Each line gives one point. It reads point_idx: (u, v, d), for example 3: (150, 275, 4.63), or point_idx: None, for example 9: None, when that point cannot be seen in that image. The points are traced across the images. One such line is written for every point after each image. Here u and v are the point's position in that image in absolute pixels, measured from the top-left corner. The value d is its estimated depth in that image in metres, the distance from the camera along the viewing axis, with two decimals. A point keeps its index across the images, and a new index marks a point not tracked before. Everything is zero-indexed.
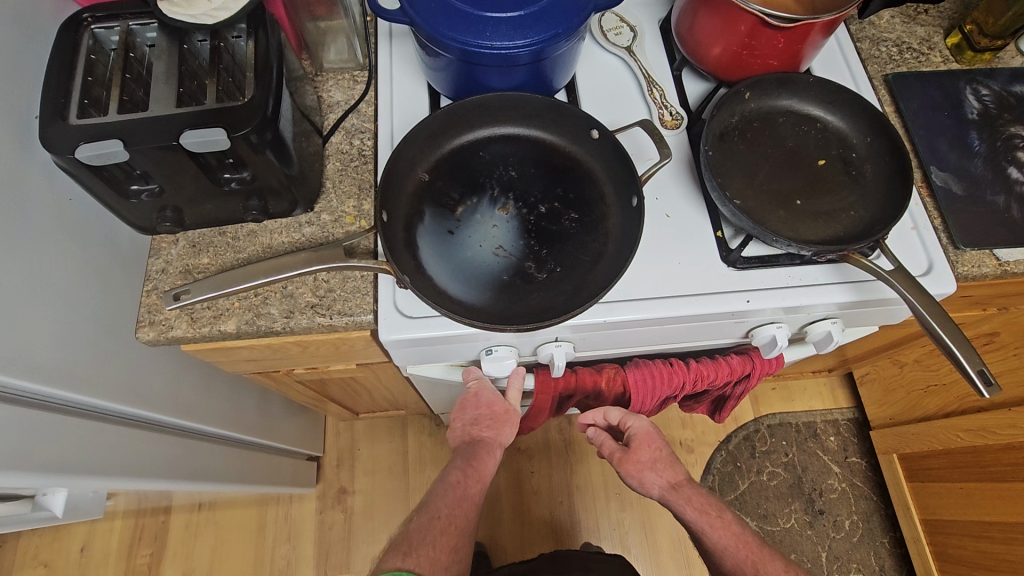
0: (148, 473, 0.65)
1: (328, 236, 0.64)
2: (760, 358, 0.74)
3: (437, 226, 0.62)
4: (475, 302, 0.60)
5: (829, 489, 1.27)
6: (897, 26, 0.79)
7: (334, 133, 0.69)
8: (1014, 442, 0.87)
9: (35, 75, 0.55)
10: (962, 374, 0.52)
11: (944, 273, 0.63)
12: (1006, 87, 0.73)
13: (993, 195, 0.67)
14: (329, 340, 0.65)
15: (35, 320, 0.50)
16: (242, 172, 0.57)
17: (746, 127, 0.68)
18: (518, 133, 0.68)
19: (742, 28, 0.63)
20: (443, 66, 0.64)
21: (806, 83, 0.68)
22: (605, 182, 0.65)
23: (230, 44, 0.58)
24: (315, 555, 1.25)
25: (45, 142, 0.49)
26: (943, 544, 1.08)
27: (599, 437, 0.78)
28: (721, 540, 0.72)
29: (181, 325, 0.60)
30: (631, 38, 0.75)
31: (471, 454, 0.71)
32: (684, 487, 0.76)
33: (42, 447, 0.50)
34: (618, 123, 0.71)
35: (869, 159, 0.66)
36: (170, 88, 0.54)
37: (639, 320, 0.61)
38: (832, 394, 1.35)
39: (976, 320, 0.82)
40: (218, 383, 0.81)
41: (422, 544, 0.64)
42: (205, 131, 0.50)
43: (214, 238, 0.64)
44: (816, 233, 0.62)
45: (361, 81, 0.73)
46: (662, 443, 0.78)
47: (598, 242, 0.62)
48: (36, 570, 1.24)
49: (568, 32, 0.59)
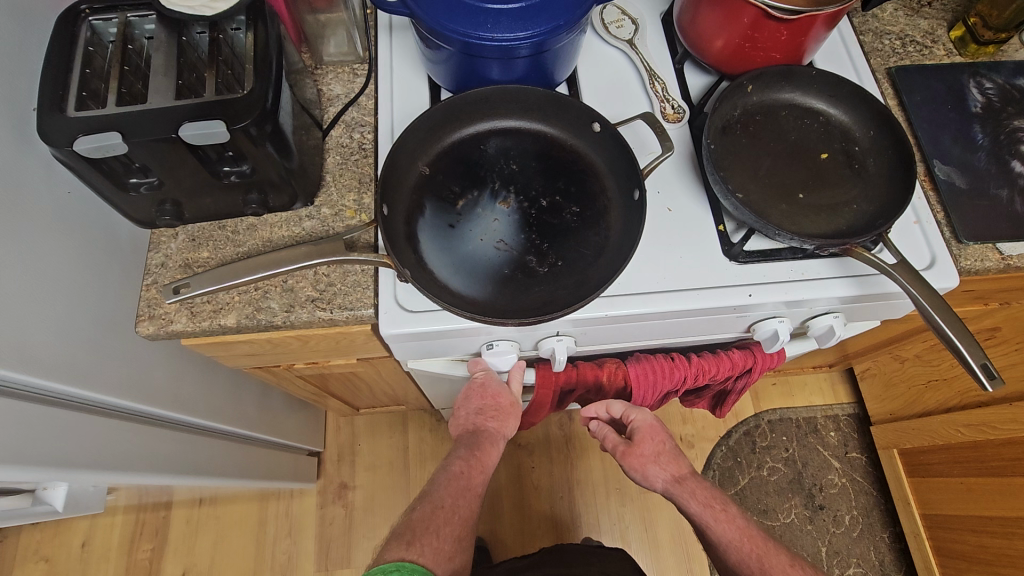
0: (149, 468, 0.65)
1: (328, 230, 0.64)
2: (761, 353, 0.73)
3: (438, 220, 0.62)
4: (475, 296, 0.59)
5: (829, 485, 1.28)
6: (900, 19, 0.78)
7: (334, 127, 0.69)
8: (1015, 437, 0.87)
9: (33, 67, 0.54)
10: (965, 367, 0.52)
11: (946, 267, 0.63)
12: (1010, 81, 0.72)
13: (996, 188, 0.66)
14: (330, 334, 0.64)
15: (36, 313, 0.50)
16: (242, 164, 0.56)
17: (748, 120, 0.68)
18: (519, 126, 0.67)
19: (744, 20, 0.63)
20: (444, 58, 0.63)
21: (809, 76, 0.68)
22: (606, 176, 0.65)
23: (230, 36, 0.57)
24: (315, 550, 1.25)
25: (43, 134, 0.49)
26: (942, 539, 1.08)
27: (602, 431, 0.78)
28: (725, 534, 0.72)
29: (181, 319, 0.60)
30: (633, 32, 0.75)
31: (475, 444, 0.72)
32: (689, 479, 0.75)
33: (43, 439, 0.50)
34: (619, 116, 0.70)
35: (872, 153, 0.66)
36: (169, 80, 0.53)
37: (640, 314, 0.61)
38: (833, 390, 1.35)
39: (977, 315, 0.82)
40: (217, 378, 0.80)
41: (427, 534, 0.63)
42: (205, 123, 0.50)
43: (213, 231, 0.63)
44: (817, 227, 0.62)
45: (361, 74, 0.73)
46: (666, 436, 0.78)
47: (599, 235, 0.62)
48: (37, 564, 1.24)
49: (568, 24, 0.58)
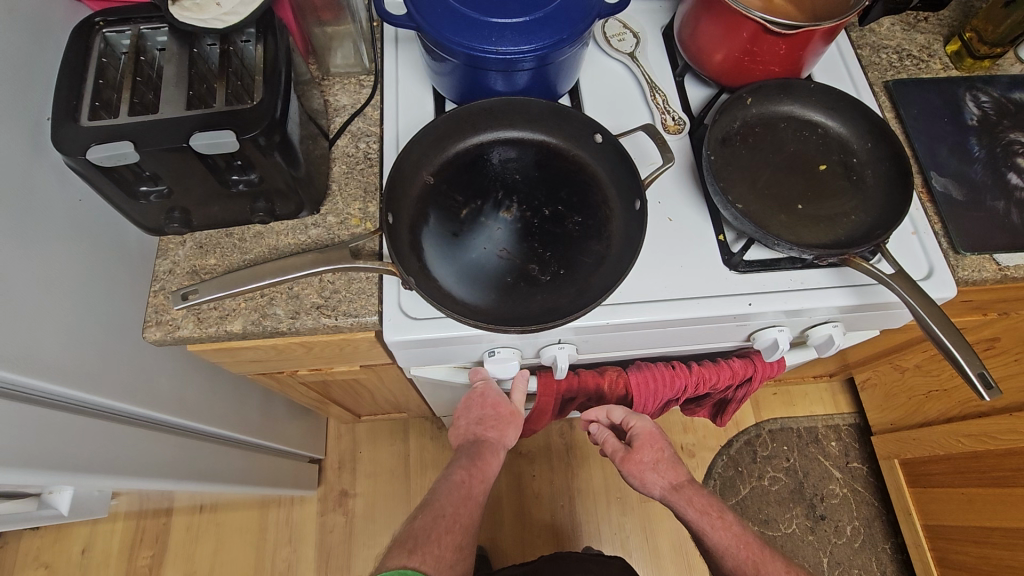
0: (152, 473, 0.66)
1: (334, 238, 0.65)
2: (761, 361, 0.74)
3: (442, 229, 0.63)
4: (477, 303, 0.60)
5: (830, 495, 1.28)
6: (897, 34, 0.80)
7: (340, 137, 0.70)
8: (1015, 448, 0.87)
9: (48, 78, 0.56)
10: (963, 377, 0.52)
11: (944, 277, 0.64)
12: (1006, 94, 0.74)
13: (993, 200, 0.67)
14: (334, 340, 0.65)
15: (45, 319, 0.51)
16: (250, 173, 0.57)
17: (748, 132, 0.69)
18: (522, 136, 0.68)
19: (744, 34, 0.64)
20: (449, 70, 0.65)
21: (807, 89, 0.69)
22: (608, 186, 0.66)
23: (239, 48, 0.59)
24: (315, 558, 1.25)
25: (56, 143, 0.50)
26: (944, 551, 1.08)
27: (602, 435, 0.77)
28: (721, 541, 0.72)
29: (187, 324, 0.61)
30: (634, 44, 0.76)
31: (476, 453, 0.72)
32: (686, 487, 0.76)
33: (50, 442, 0.51)
34: (621, 126, 0.72)
35: (870, 164, 0.67)
36: (181, 91, 0.54)
37: (641, 321, 0.61)
38: (834, 399, 1.35)
39: (976, 324, 0.83)
40: (220, 383, 0.81)
41: (428, 541, 0.64)
42: (215, 132, 0.51)
43: (220, 239, 0.64)
44: (816, 237, 0.63)
45: (366, 85, 0.74)
46: (665, 443, 0.77)
47: (600, 245, 0.63)
48: (36, 570, 1.24)
49: (572, 38, 0.60)
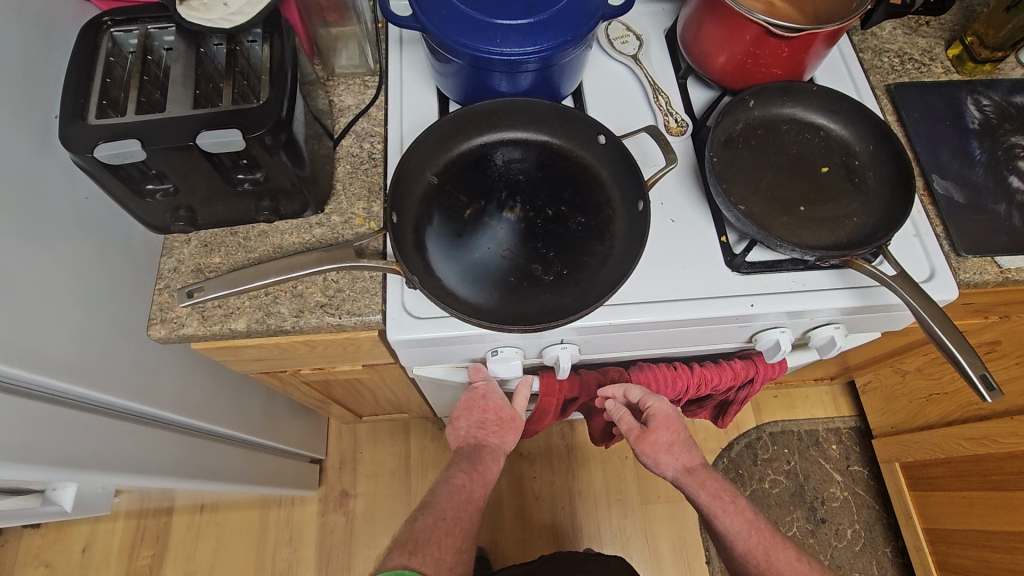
0: (155, 471, 0.66)
1: (338, 237, 0.65)
2: (763, 363, 0.74)
3: (446, 228, 0.63)
4: (480, 303, 0.60)
5: (830, 498, 1.27)
6: (899, 37, 0.80)
7: (344, 137, 0.70)
8: (1016, 451, 0.87)
9: (55, 76, 0.56)
10: (965, 379, 0.53)
11: (945, 279, 0.64)
12: (1007, 98, 0.74)
13: (994, 203, 0.68)
14: (338, 339, 0.65)
15: (52, 316, 0.51)
16: (255, 172, 0.57)
17: (751, 134, 0.69)
18: (525, 137, 0.69)
19: (746, 36, 0.65)
20: (453, 71, 0.65)
21: (809, 91, 0.69)
22: (611, 187, 0.66)
23: (245, 47, 0.59)
24: (315, 558, 1.25)
25: (64, 142, 0.50)
26: (944, 554, 1.08)
27: (618, 412, 0.71)
28: (732, 526, 0.71)
29: (192, 323, 0.61)
30: (637, 47, 0.77)
31: (477, 458, 0.72)
32: (699, 471, 0.74)
33: (55, 439, 0.51)
34: (624, 128, 0.72)
35: (871, 166, 0.67)
36: (187, 90, 0.55)
37: (644, 321, 0.62)
38: (834, 402, 1.35)
39: (977, 328, 0.83)
40: (224, 382, 0.81)
41: (428, 543, 0.64)
42: (221, 132, 0.51)
43: (225, 237, 0.65)
44: (818, 239, 0.63)
45: (371, 86, 0.74)
46: (682, 425, 0.73)
47: (604, 245, 0.63)
48: (36, 570, 1.24)
49: (575, 40, 0.60)
